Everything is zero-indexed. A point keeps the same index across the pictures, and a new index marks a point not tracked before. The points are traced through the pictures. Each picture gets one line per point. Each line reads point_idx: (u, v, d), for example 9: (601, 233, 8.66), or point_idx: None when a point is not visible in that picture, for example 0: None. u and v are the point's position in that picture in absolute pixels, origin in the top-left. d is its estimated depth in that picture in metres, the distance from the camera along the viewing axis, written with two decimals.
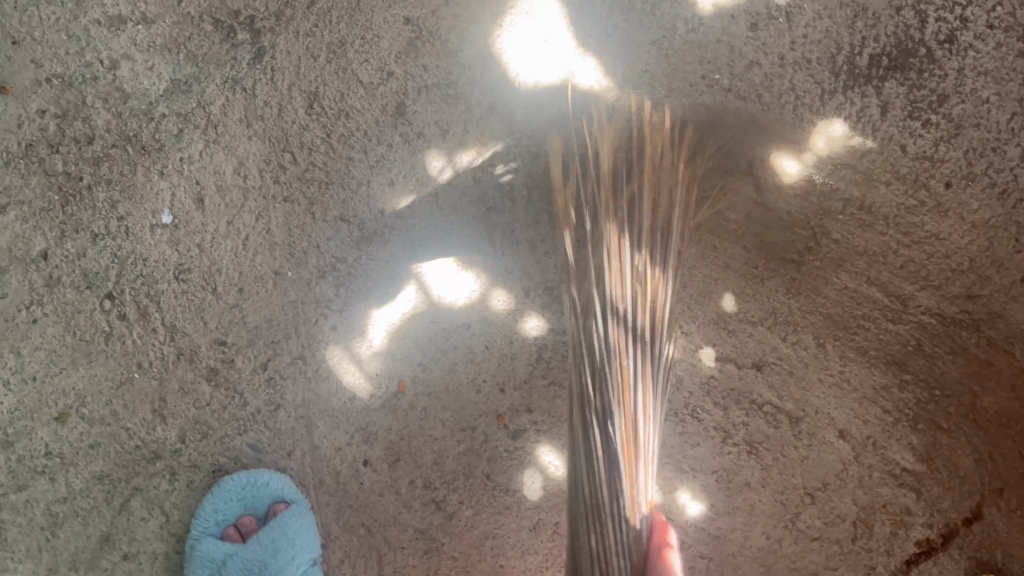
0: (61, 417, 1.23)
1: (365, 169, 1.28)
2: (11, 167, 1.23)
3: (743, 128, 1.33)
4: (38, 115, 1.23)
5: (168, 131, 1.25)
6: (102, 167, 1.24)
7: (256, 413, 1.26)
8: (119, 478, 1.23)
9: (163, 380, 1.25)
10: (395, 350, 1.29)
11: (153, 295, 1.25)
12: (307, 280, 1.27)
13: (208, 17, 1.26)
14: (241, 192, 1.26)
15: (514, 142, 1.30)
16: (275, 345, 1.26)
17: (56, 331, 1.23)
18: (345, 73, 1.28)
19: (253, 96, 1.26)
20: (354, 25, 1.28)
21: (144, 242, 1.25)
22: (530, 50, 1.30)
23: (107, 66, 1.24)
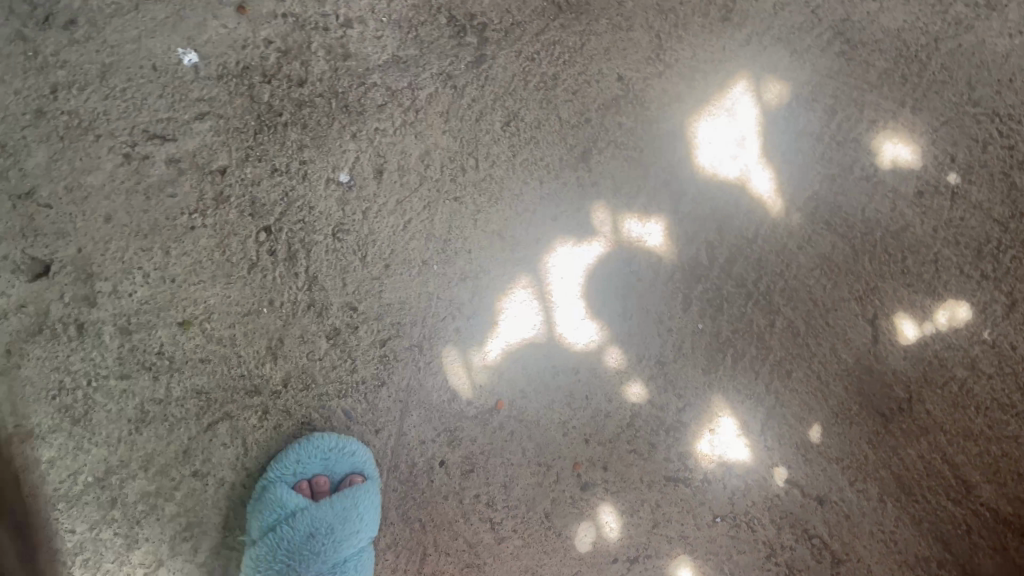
0: (184, 324, 1.26)
1: (536, 198, 1.35)
2: (221, 80, 1.27)
3: (878, 279, 1.41)
4: (263, 44, 1.29)
5: (373, 100, 1.31)
6: (302, 110, 1.29)
7: (361, 383, 1.30)
8: (215, 399, 1.27)
9: (287, 323, 1.28)
10: (503, 370, 1.34)
11: (307, 242, 1.29)
12: (450, 278, 1.33)
13: (446, 12, 1.33)
14: (419, 178, 1.32)
15: (676, 220, 1.37)
16: (399, 327, 1.31)
17: (207, 245, 1.27)
18: (548, 106, 1.35)
19: (461, 95, 1.33)
20: (571, 65, 1.35)
21: (316, 192, 1.29)
22: (717, 143, 1.39)
23: (341, 23, 1.31)
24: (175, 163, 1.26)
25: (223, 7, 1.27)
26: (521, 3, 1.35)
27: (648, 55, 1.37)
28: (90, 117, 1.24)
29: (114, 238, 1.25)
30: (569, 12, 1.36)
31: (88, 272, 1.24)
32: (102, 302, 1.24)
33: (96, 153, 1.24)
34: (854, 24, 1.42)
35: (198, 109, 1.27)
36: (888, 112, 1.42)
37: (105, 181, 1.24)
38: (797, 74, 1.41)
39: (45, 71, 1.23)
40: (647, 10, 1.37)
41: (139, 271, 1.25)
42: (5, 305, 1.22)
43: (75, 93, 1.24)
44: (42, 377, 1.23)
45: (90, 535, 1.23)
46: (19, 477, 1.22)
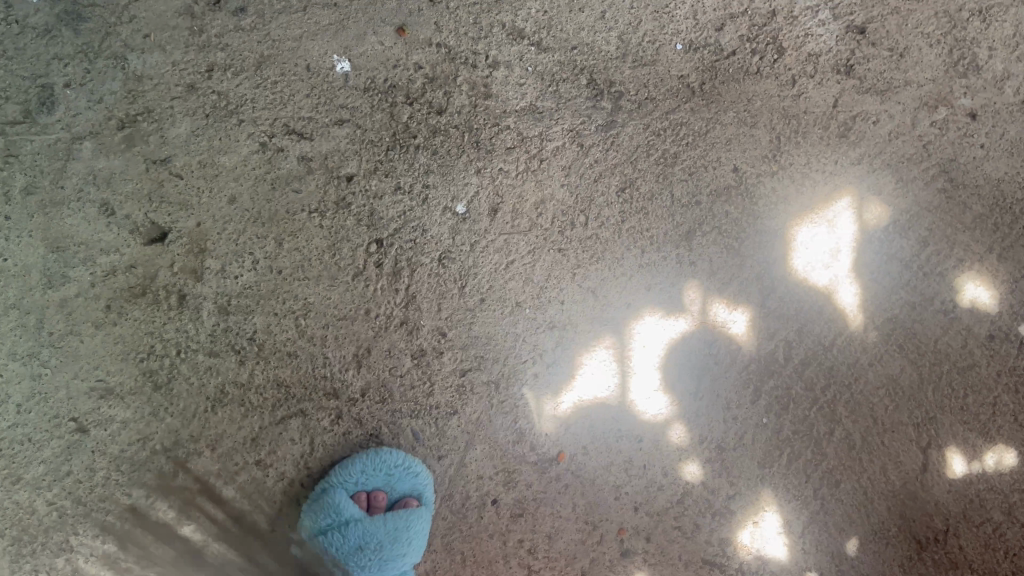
0: (280, 316, 1.29)
1: (634, 265, 1.39)
2: (367, 93, 1.32)
3: (937, 410, 1.46)
4: (413, 68, 1.34)
5: (503, 141, 1.36)
6: (436, 137, 1.34)
7: (435, 408, 1.33)
8: (293, 394, 1.29)
9: (377, 335, 1.31)
10: (571, 423, 1.37)
11: (413, 262, 1.33)
12: (539, 324, 1.36)
13: (587, 74, 1.39)
14: (530, 224, 1.37)
15: (760, 314, 1.42)
16: (482, 361, 1.34)
17: (319, 245, 1.30)
18: (664, 181, 1.40)
19: (585, 154, 1.38)
20: (693, 148, 1.41)
21: (431, 216, 1.34)
22: (813, 249, 1.44)
23: (488, 63, 1.36)
24: (306, 161, 1.30)
25: (384, 26, 1.33)
26: (658, 80, 1.41)
27: (765, 154, 1.43)
28: (238, 101, 1.28)
29: (233, 220, 1.28)
30: (700, 99, 1.42)
31: (202, 247, 1.27)
32: (208, 279, 1.27)
33: (235, 136, 1.28)
34: (959, 166, 1.48)
35: (339, 115, 1.31)
36: (976, 254, 1.48)
37: (237, 164, 1.28)
38: (898, 200, 1.47)
39: (206, 50, 1.27)
40: (773, 112, 1.43)
41: (249, 256, 1.28)
42: (116, 262, 1.25)
43: (228, 76, 1.28)
44: (134, 339, 1.25)
45: (145, 502, 1.24)
46: (90, 431, 1.23)
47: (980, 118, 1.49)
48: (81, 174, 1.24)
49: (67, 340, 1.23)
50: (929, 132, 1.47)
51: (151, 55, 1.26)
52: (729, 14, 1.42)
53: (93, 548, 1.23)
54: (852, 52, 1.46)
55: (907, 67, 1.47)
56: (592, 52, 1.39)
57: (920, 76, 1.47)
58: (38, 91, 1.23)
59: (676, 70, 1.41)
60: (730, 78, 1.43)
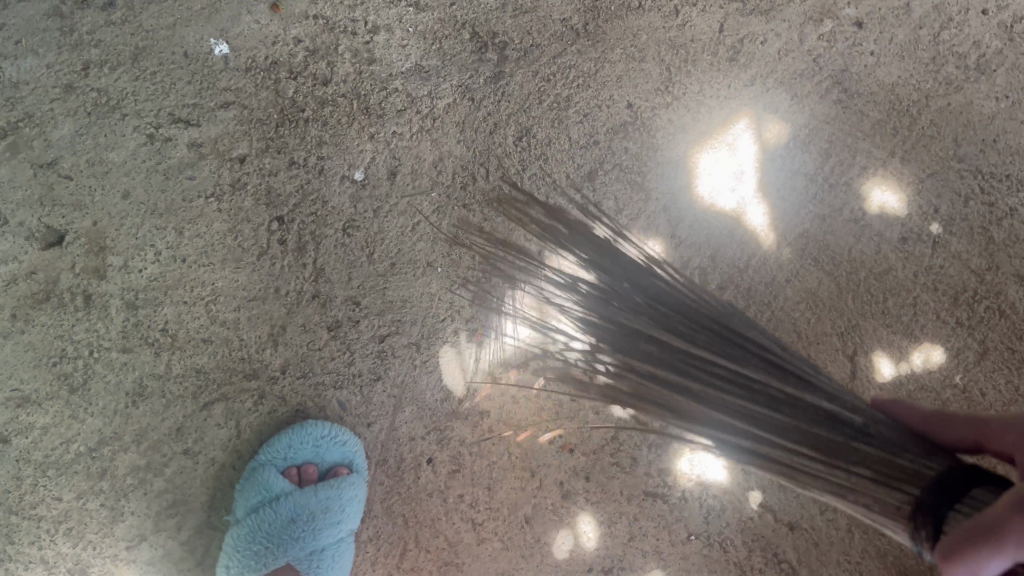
0: (189, 304, 1.29)
1: (540, 211, 1.40)
2: (249, 73, 1.32)
3: (859, 318, 1.47)
4: (293, 42, 1.34)
5: (393, 104, 1.36)
6: (324, 108, 1.34)
7: (357, 375, 1.33)
8: (213, 380, 1.29)
9: (290, 311, 1.32)
10: (497, 374, 1.38)
11: (317, 235, 1.33)
12: (451, 281, 1.37)
13: (469, 28, 1.39)
14: (430, 183, 1.37)
15: (671, 245, 1.43)
16: (399, 324, 1.35)
17: (220, 229, 1.30)
18: (559, 126, 1.41)
19: (477, 108, 1.39)
20: (585, 89, 1.42)
21: (331, 187, 1.34)
22: (716, 174, 1.45)
23: (368, 29, 1.36)
24: (196, 147, 1.30)
25: (258, 4, 1.33)
26: (541, 27, 1.41)
27: (657, 86, 1.44)
28: (119, 96, 1.28)
29: (129, 214, 1.28)
30: (586, 40, 1.42)
31: (101, 245, 1.27)
32: (112, 276, 1.27)
33: (121, 131, 1.28)
34: (852, 75, 1.50)
35: (224, 98, 1.31)
36: (878, 160, 1.49)
37: (127, 158, 1.28)
38: (796, 116, 1.48)
39: (80, 47, 1.27)
40: (659, 44, 1.44)
41: (150, 248, 1.28)
42: (16, 270, 1.24)
43: (106, 71, 1.28)
44: (45, 344, 1.25)
45: (77, 504, 1.24)
46: (12, 440, 1.24)
47: (866, 26, 1.50)
48: None
49: None
50: (818, 46, 1.49)
51: (25, 61, 1.26)
52: None
53: (30, 556, 1.23)
54: None
55: None
56: (471, 6, 1.39)
57: None
58: None
59: (557, 14, 1.42)
60: (612, 16, 1.43)
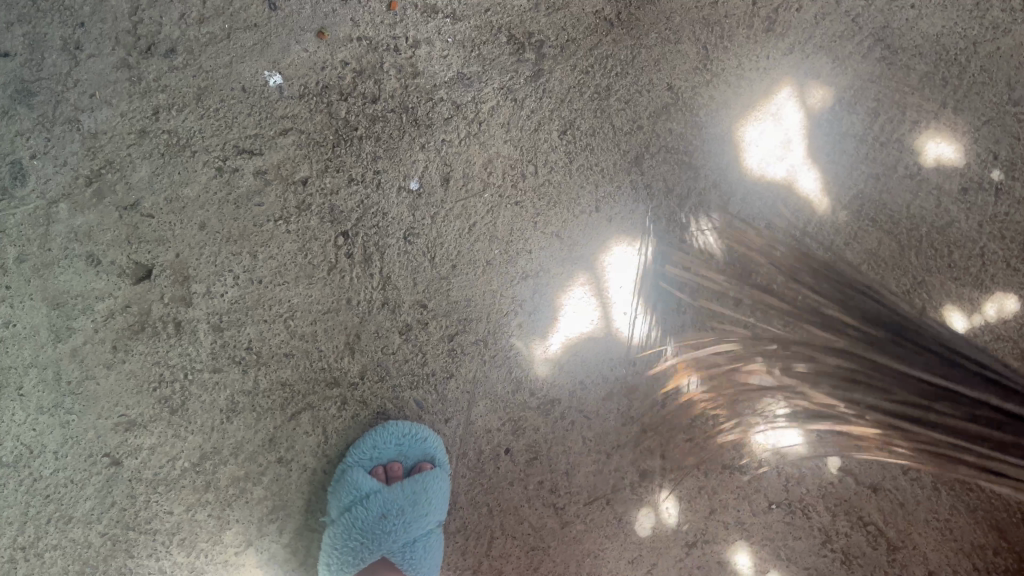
0: (270, 322, 1.37)
1: (591, 200, 1.43)
2: (303, 99, 1.40)
3: (925, 274, 1.45)
4: (341, 65, 1.41)
5: (440, 114, 1.42)
6: (376, 125, 1.41)
7: (431, 375, 1.39)
8: (298, 391, 1.37)
9: (363, 319, 1.39)
10: (565, 362, 1.41)
11: (380, 245, 1.40)
12: (512, 277, 1.41)
13: (506, 31, 1.44)
14: (482, 184, 1.42)
15: (725, 219, 1.45)
16: (466, 322, 1.40)
17: (291, 248, 1.38)
18: (602, 115, 1.44)
19: (520, 107, 1.43)
20: (623, 77, 1.45)
21: (389, 198, 1.41)
22: (764, 145, 1.46)
23: (410, 44, 1.42)
24: (262, 175, 1.38)
25: (304, 34, 1.40)
26: (575, 21, 1.45)
27: (695, 66, 1.46)
28: (187, 135, 1.37)
29: (207, 244, 1.37)
30: (620, 29, 1.45)
31: (185, 275, 1.36)
32: (197, 302, 1.36)
33: (192, 167, 1.37)
34: (894, 31, 1.48)
35: (283, 126, 1.39)
36: (930, 113, 1.47)
37: (200, 192, 1.37)
38: (839, 78, 1.47)
39: (149, 95, 1.37)
40: (694, 24, 1.46)
41: (229, 273, 1.37)
42: (113, 305, 1.35)
43: (174, 113, 1.37)
44: (144, 371, 1.35)
45: (187, 516, 1.34)
46: (124, 462, 1.34)
47: None
48: (64, 233, 1.34)
49: (85, 385, 1.34)
50: (856, 6, 1.48)
51: (101, 111, 1.36)
52: None
53: (149, 567, 1.33)
54: None
55: None
56: (505, 10, 1.44)
57: None
58: (10, 167, 1.34)
59: (590, 7, 1.45)
60: (644, 2, 1.45)
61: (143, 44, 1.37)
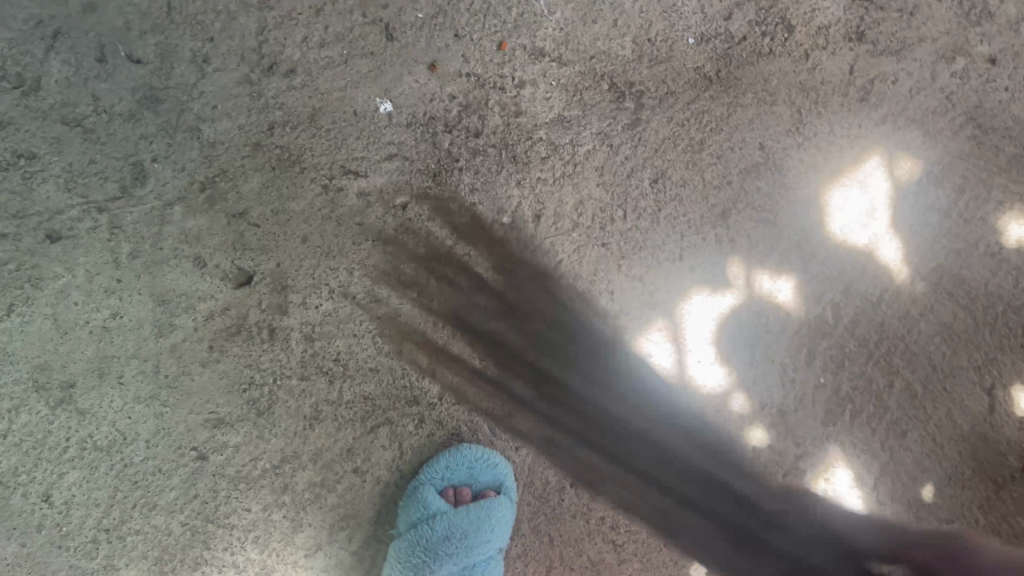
0: (359, 336, 1.44)
1: (676, 248, 1.47)
2: (411, 128, 1.47)
3: (997, 352, 1.48)
4: (448, 99, 1.47)
5: (538, 152, 1.48)
6: (476, 158, 1.47)
7: (506, 402, 1.45)
8: (379, 405, 1.43)
9: (446, 343, 1.45)
10: (636, 403, 1.45)
11: (470, 273, 1.46)
12: (592, 316, 1.46)
13: (608, 79, 1.49)
14: (572, 224, 1.47)
15: (804, 279, 1.48)
16: (544, 355, 1.45)
17: (385, 268, 1.45)
18: (694, 168, 1.49)
19: (616, 153, 1.48)
20: (717, 132, 1.49)
21: (482, 229, 1.46)
22: (846, 213, 1.50)
23: (515, 84, 1.48)
24: (364, 196, 1.45)
25: (417, 65, 1.47)
26: (676, 75, 1.49)
27: (788, 128, 1.50)
28: (299, 152, 1.44)
29: (307, 257, 1.44)
30: (719, 86, 1.50)
31: (284, 284, 1.43)
32: (292, 311, 1.43)
33: (300, 184, 1.44)
34: (986, 111, 1.51)
35: (388, 151, 1.46)
36: (1014, 195, 1.51)
37: (306, 208, 1.44)
38: (927, 153, 1.51)
39: (266, 111, 1.44)
40: (790, 88, 1.50)
41: (325, 287, 1.44)
42: (214, 306, 1.42)
43: (288, 130, 1.44)
44: (236, 373, 1.42)
45: (263, 515, 1.40)
46: (209, 457, 1.40)
47: (999, 62, 1.52)
48: (175, 235, 1.42)
49: (181, 380, 1.41)
50: (951, 83, 1.51)
51: (221, 123, 1.44)
52: (735, 4, 1.51)
53: (223, 561, 1.39)
54: (861, 19, 1.52)
55: (919, 24, 1.51)
56: (610, 58, 1.49)
57: (933, 30, 1.52)
58: (132, 168, 1.41)
59: (691, 63, 1.50)
60: (744, 62, 1.50)
61: (266, 62, 1.45)
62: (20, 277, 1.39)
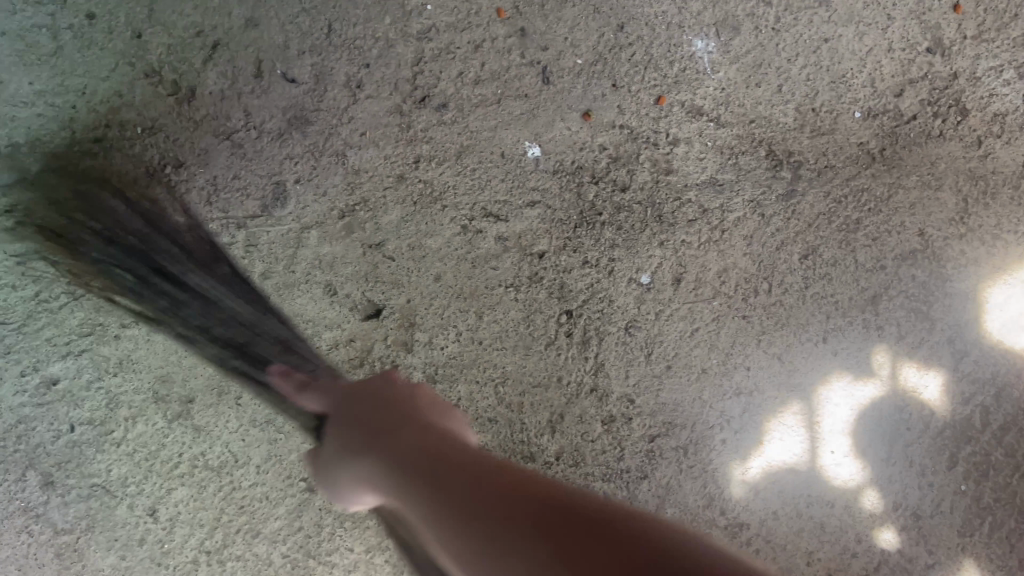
0: (481, 384, 1.39)
1: (820, 329, 1.41)
2: (556, 175, 1.42)
3: None
4: (598, 149, 1.43)
5: (685, 214, 1.42)
6: (620, 213, 1.42)
7: (625, 471, 1.39)
8: (494, 457, 1.38)
9: (569, 401, 1.39)
10: (763, 487, 1.39)
11: (601, 331, 1.40)
12: (725, 390, 1.40)
13: (766, 146, 1.43)
14: (712, 292, 1.41)
15: (954, 377, 1.41)
16: (670, 426, 1.39)
17: (515, 316, 1.40)
18: (847, 247, 1.42)
19: (766, 223, 1.42)
20: (875, 213, 1.42)
21: (618, 287, 1.41)
22: (1004, 312, 1.43)
23: (669, 141, 1.43)
24: (502, 240, 1.41)
25: (570, 112, 1.43)
26: (838, 149, 1.43)
27: (952, 217, 1.43)
28: (441, 189, 1.41)
29: (438, 296, 1.40)
30: (882, 164, 1.43)
31: (412, 321, 1.40)
32: (417, 350, 1.39)
33: (439, 221, 1.41)
34: None
35: (531, 197, 1.42)
36: None
37: (442, 246, 1.41)
38: None
39: (413, 143, 1.42)
40: (958, 173, 1.43)
41: (452, 328, 1.40)
42: (339, 336, 1.39)
43: (433, 165, 1.41)
44: None
45: (365, 556, 1.39)
46: (318, 490, 1.37)
47: None
48: (309, 260, 1.39)
49: None
50: None
51: (367, 151, 1.41)
52: (908, 80, 1.44)
53: None
54: None
55: None
56: (770, 125, 1.44)
57: None
58: (274, 187, 1.40)
59: (855, 137, 1.43)
60: (911, 142, 1.43)
61: (419, 94, 1.42)
62: None
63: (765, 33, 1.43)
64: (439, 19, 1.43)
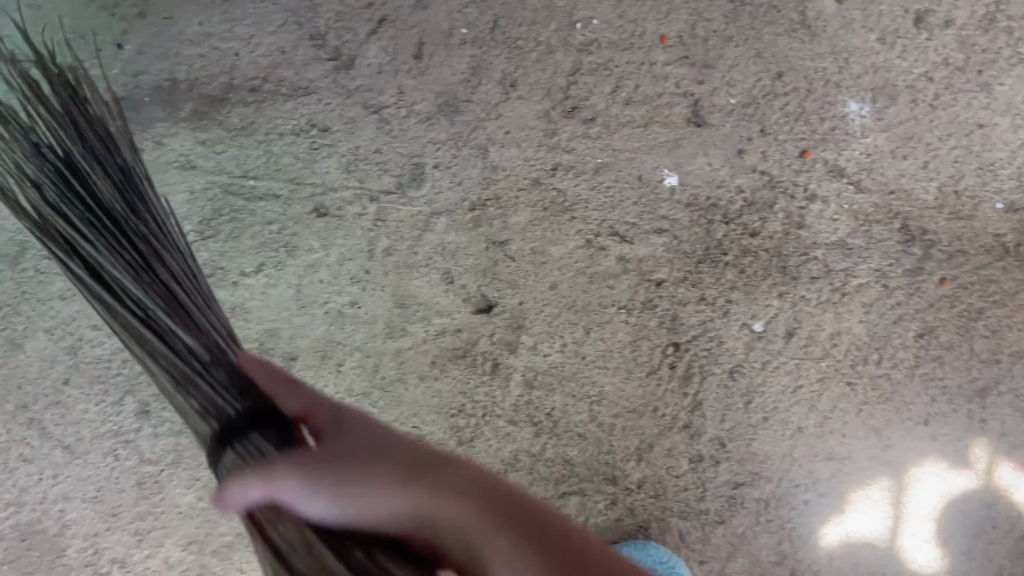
0: (577, 398, 1.40)
1: (921, 410, 1.41)
2: (688, 208, 1.43)
3: None
4: (735, 190, 1.43)
5: (809, 271, 1.42)
6: (745, 257, 1.42)
7: (704, 513, 1.39)
8: (577, 473, 1.39)
9: (660, 433, 1.40)
10: (838, 555, 1.40)
11: (705, 369, 1.40)
12: (818, 453, 1.40)
13: (902, 219, 1.43)
14: (823, 351, 1.41)
15: None
16: (756, 476, 1.40)
17: (623, 338, 1.41)
18: (966, 334, 1.41)
19: (888, 294, 1.42)
20: (1000, 305, 1.41)
21: (730, 329, 1.41)
22: None
23: (805, 196, 1.43)
24: (624, 261, 1.42)
25: (715, 148, 1.43)
26: (973, 235, 1.42)
27: None
28: (574, 200, 1.42)
29: (551, 303, 1.41)
30: (1015, 259, 1.42)
31: (520, 323, 1.41)
32: (520, 352, 1.40)
33: (565, 231, 1.42)
34: None
35: (660, 225, 1.42)
36: None
37: (564, 255, 1.42)
38: None
39: (555, 151, 1.43)
40: None
41: (559, 338, 1.41)
42: (447, 324, 1.41)
43: (569, 176, 1.42)
44: (448, 396, 1.40)
45: None
46: None
47: None
48: (432, 244, 1.41)
49: (394, 386, 1.40)
50: None
51: (509, 149, 1.42)
52: None
53: None
54: None
55: None
56: (909, 199, 1.43)
57: None
58: (412, 168, 1.41)
59: (992, 228, 1.42)
60: None
61: (569, 104, 1.43)
62: (277, 241, 1.39)
63: (921, 107, 1.43)
64: (602, 35, 1.44)
